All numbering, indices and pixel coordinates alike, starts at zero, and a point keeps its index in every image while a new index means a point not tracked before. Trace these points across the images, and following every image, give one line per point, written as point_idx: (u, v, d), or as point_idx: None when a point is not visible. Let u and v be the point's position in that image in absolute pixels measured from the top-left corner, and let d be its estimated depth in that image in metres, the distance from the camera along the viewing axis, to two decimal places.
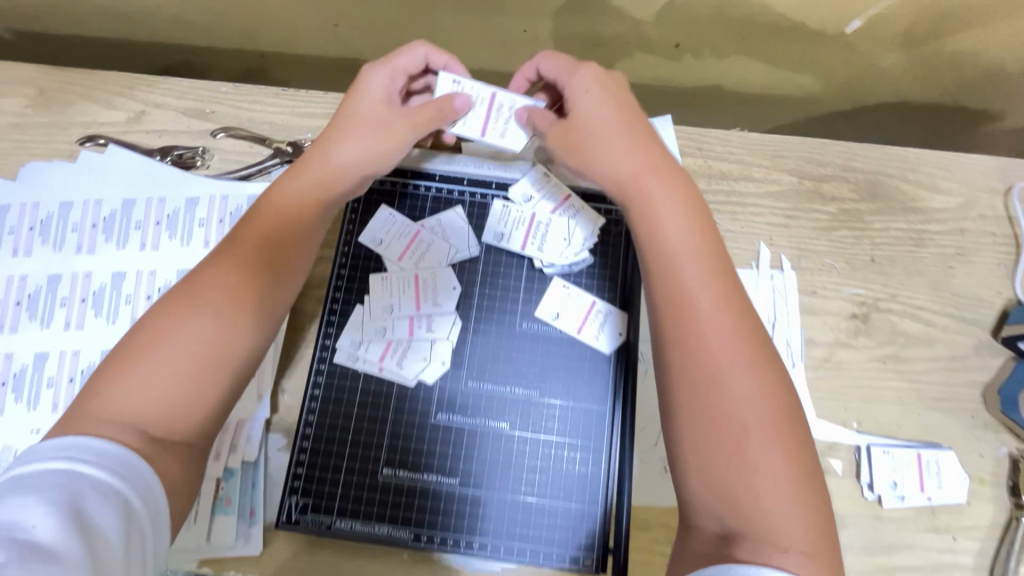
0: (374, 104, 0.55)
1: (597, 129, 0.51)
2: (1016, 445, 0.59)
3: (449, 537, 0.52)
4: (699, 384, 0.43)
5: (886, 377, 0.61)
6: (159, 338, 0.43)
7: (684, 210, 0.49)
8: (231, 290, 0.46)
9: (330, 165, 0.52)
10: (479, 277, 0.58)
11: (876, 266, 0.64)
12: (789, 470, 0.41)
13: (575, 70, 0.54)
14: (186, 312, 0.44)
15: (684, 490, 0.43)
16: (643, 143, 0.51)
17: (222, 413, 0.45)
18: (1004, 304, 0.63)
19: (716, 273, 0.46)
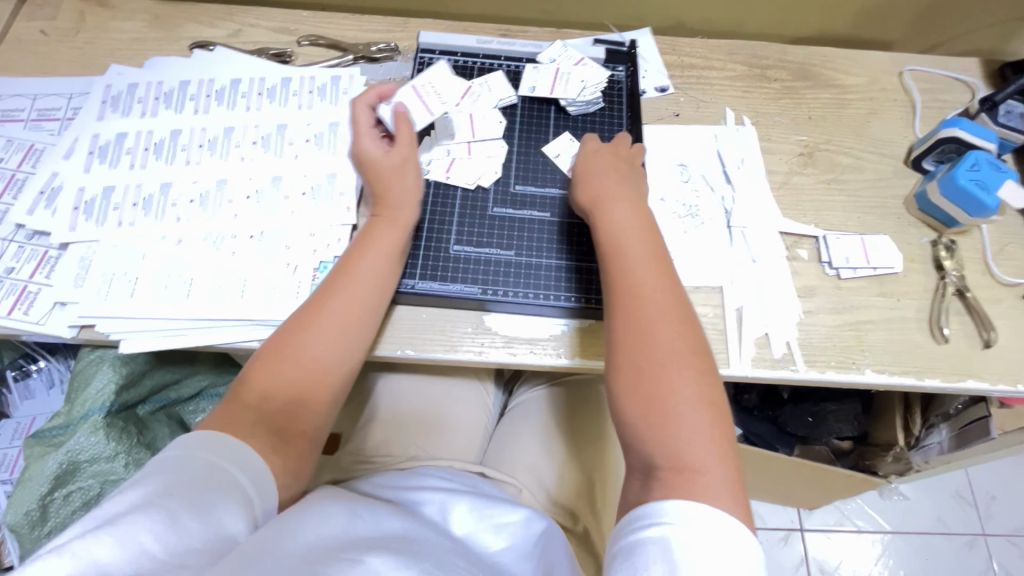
0: (374, 157, 0.66)
1: (598, 171, 0.67)
2: (934, 235, 0.77)
3: (510, 292, 0.68)
4: (632, 345, 0.54)
5: (831, 193, 0.80)
6: (269, 386, 0.56)
7: (634, 219, 0.62)
8: (298, 344, 0.58)
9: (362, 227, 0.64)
10: (518, 117, 0.76)
11: (813, 122, 0.85)
12: (697, 404, 0.51)
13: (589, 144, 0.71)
14: (274, 360, 0.58)
15: (622, 430, 0.52)
16: (625, 185, 0.66)
17: (308, 423, 0.58)
18: (909, 143, 0.83)
19: (660, 262, 0.59)
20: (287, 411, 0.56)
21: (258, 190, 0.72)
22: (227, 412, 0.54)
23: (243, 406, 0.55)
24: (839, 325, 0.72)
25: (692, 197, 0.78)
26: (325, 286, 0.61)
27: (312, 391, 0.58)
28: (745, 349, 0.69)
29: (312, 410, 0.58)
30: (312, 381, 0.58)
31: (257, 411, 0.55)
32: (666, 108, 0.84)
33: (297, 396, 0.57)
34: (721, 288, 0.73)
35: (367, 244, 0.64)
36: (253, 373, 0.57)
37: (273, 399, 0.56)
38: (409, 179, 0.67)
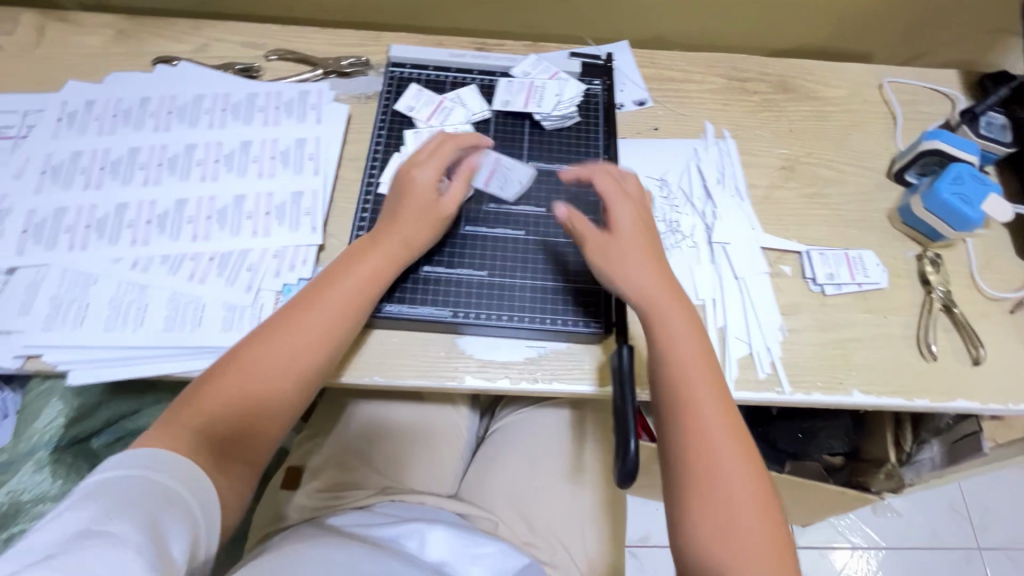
0: (418, 200, 0.63)
1: (620, 219, 0.62)
2: (919, 249, 0.76)
3: (481, 313, 0.65)
4: (680, 470, 0.54)
5: (814, 207, 0.78)
6: (218, 406, 0.55)
7: (689, 318, 0.59)
8: (263, 373, 0.56)
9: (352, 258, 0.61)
10: (492, 131, 0.74)
11: (794, 135, 0.83)
12: (771, 545, 0.51)
13: (618, 195, 0.63)
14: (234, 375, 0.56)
15: (679, 535, 0.53)
16: (653, 259, 0.61)
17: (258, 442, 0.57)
18: (892, 155, 0.82)
19: (697, 332, 0.59)
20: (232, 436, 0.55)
21: (219, 210, 0.69)
22: (167, 432, 0.52)
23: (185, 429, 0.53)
24: (825, 343, 0.69)
25: (672, 212, 0.76)
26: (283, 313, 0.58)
27: (264, 419, 0.56)
28: (729, 371, 0.67)
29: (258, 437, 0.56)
30: (264, 407, 0.56)
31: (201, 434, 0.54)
32: (644, 123, 0.83)
33: (249, 421, 0.56)
34: (703, 306, 0.70)
35: (339, 271, 0.61)
36: (202, 393, 0.55)
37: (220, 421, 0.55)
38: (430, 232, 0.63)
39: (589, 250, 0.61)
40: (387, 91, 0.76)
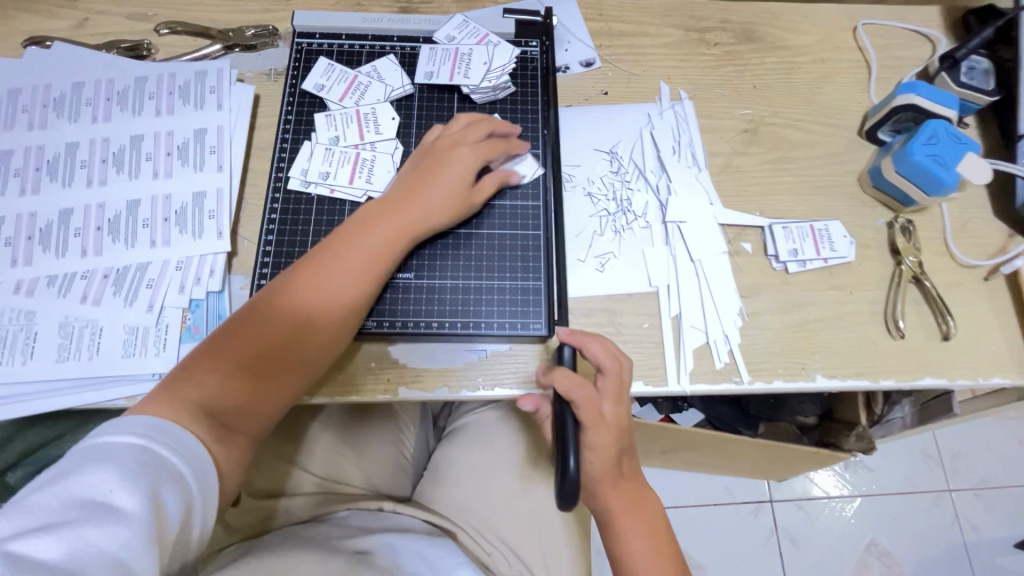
0: (421, 184, 0.58)
1: (456, 155, 0.60)
2: (890, 216, 0.70)
3: (410, 321, 0.59)
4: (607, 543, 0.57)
5: (778, 174, 0.71)
6: (240, 365, 0.51)
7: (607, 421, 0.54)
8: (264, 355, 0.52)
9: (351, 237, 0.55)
10: (416, 109, 0.65)
11: (759, 92, 0.75)
12: None
13: (460, 140, 0.61)
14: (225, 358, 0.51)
15: None
16: (462, 194, 0.59)
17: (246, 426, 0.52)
18: (864, 110, 0.75)
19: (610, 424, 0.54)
20: (263, 396, 0.52)
21: (111, 219, 0.61)
22: (203, 381, 0.50)
23: (227, 378, 0.51)
24: (787, 326, 0.64)
25: (622, 189, 0.69)
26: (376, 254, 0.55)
27: (280, 378, 0.53)
28: (685, 363, 0.62)
29: (264, 396, 0.52)
30: (286, 366, 0.53)
31: (248, 393, 0.51)
32: (592, 87, 0.74)
33: (275, 379, 0.53)
34: (657, 292, 0.65)
35: (381, 217, 0.56)
36: (232, 347, 0.52)
37: (251, 379, 0.52)
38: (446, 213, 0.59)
39: (424, 167, 0.59)
40: (295, 67, 0.66)
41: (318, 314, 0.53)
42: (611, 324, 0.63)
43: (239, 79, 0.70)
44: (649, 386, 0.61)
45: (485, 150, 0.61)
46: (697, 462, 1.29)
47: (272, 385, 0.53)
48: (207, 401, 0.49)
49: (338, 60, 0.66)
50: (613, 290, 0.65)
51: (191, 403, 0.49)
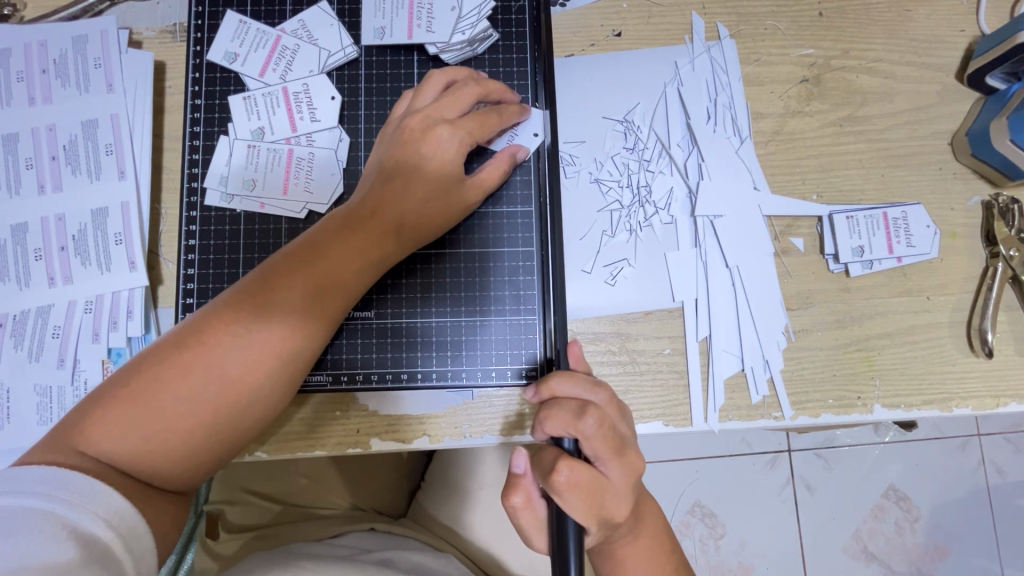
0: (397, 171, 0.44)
1: (443, 130, 0.44)
2: (990, 192, 0.54)
3: (375, 373, 0.49)
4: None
5: (845, 141, 0.54)
6: (163, 409, 0.38)
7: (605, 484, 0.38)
8: (197, 399, 0.39)
9: (311, 245, 0.43)
10: (363, 82, 0.49)
11: (826, 21, 0.56)
12: None
13: (449, 108, 0.45)
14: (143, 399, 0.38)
15: None
16: (451, 189, 0.45)
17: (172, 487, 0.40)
18: (968, 42, 0.56)
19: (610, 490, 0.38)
20: (194, 454, 0.39)
21: None
22: (116, 428, 0.38)
23: (146, 422, 0.38)
24: (843, 345, 0.52)
25: (639, 173, 0.54)
26: (330, 270, 0.42)
27: (215, 430, 0.40)
28: (714, 397, 0.51)
29: (194, 452, 0.39)
30: (221, 417, 0.40)
31: (175, 449, 0.39)
32: (599, 25, 0.55)
33: (207, 431, 0.39)
34: (681, 308, 0.52)
35: (343, 224, 0.43)
36: (149, 386, 0.39)
37: (179, 429, 0.39)
38: (427, 209, 0.45)
39: (398, 151, 0.45)
40: (198, 27, 0.49)
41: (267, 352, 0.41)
42: (625, 353, 0.51)
43: (133, 42, 0.52)
44: (668, 427, 0.51)
45: (474, 125, 0.45)
46: None
47: (206, 439, 0.40)
48: (120, 456, 0.38)
49: (255, 13, 0.49)
50: (627, 310, 0.52)
51: (99, 457, 0.37)
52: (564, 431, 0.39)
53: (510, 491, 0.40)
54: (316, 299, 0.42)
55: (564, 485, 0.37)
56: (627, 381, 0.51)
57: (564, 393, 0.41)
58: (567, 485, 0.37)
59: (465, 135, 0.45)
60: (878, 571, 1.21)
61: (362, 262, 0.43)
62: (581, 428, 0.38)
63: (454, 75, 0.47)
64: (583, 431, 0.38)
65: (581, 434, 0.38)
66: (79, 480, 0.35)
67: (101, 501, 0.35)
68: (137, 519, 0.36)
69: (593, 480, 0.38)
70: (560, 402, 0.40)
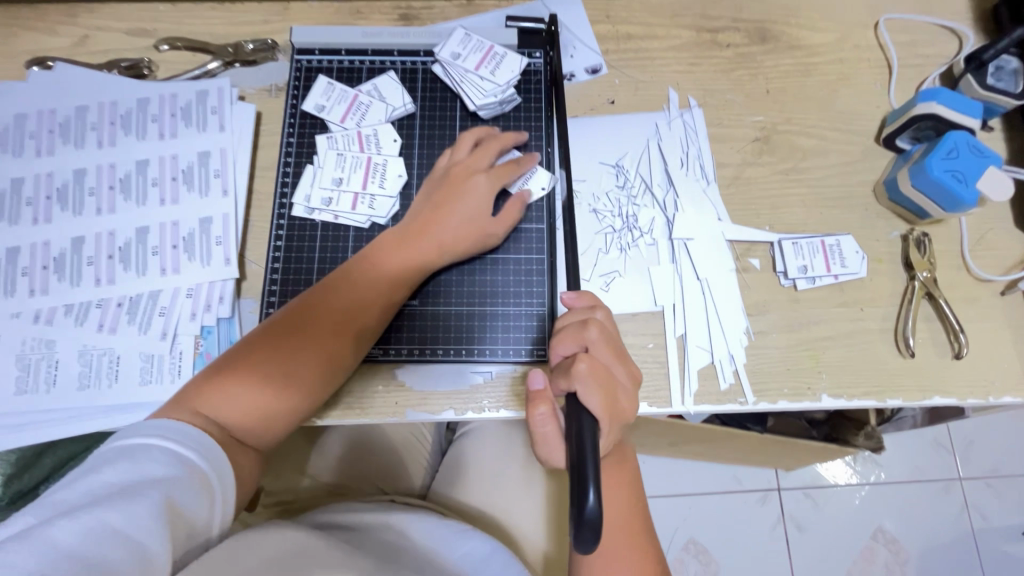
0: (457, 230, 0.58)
1: (471, 189, 0.59)
2: (906, 228, 0.68)
3: (415, 350, 0.61)
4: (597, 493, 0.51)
5: (790, 186, 0.69)
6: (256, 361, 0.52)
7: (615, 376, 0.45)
8: (290, 361, 0.53)
9: (385, 262, 0.57)
10: (417, 129, 0.65)
11: (772, 96, 0.73)
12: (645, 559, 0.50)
13: (478, 179, 0.60)
14: (241, 389, 0.51)
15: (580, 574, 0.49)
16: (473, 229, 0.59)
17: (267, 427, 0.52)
18: (883, 114, 0.72)
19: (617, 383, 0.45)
20: (285, 414, 0.53)
21: (121, 247, 0.62)
22: (242, 368, 0.52)
23: (262, 378, 0.52)
24: (794, 345, 0.64)
25: (629, 205, 0.68)
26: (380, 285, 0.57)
27: (296, 382, 0.53)
28: (689, 384, 0.62)
29: (284, 416, 0.53)
30: (272, 395, 0.52)
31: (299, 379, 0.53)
32: (597, 95, 0.72)
33: (292, 386, 0.53)
34: (662, 312, 0.65)
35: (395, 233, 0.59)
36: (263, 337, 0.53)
37: (258, 396, 0.51)
38: (478, 229, 0.59)
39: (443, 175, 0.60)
40: (295, 86, 0.65)
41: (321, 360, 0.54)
42: None
43: (240, 97, 0.69)
44: (652, 407, 0.62)
45: (498, 172, 0.60)
46: (704, 454, 1.29)
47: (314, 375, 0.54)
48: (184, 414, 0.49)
49: (338, 78, 0.66)
50: (617, 310, 0.64)
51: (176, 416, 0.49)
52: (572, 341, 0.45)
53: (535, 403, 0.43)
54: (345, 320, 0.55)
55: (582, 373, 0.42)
56: None
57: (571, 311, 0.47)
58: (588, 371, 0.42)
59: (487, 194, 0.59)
60: None
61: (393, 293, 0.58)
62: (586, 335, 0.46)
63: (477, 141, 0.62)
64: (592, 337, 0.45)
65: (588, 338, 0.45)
66: (194, 435, 0.47)
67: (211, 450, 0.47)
68: (225, 466, 0.47)
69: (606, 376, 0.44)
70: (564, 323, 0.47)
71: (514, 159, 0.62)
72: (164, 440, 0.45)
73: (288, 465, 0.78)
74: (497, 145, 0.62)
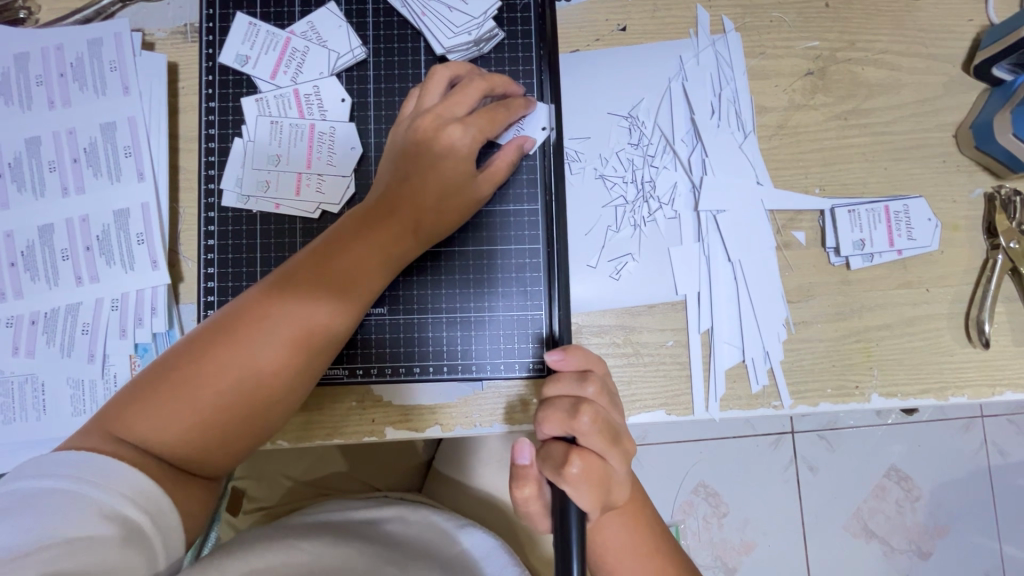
0: (428, 201, 0.46)
1: (443, 148, 0.46)
2: (992, 185, 0.54)
3: (388, 367, 0.51)
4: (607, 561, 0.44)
5: (849, 134, 0.55)
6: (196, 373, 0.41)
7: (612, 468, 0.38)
8: (237, 376, 0.41)
9: (346, 243, 0.45)
10: (371, 83, 0.50)
11: (832, 12, 0.56)
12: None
13: (453, 133, 0.46)
14: (177, 412, 0.40)
15: None
16: (452, 201, 0.47)
17: (219, 456, 0.42)
18: (976, 32, 0.55)
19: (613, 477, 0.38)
20: (240, 435, 0.42)
21: (24, 251, 0.51)
22: (177, 386, 0.41)
23: (201, 400, 0.41)
24: (841, 336, 0.53)
25: (645, 168, 0.54)
26: (345, 276, 0.44)
27: (248, 404, 0.42)
28: (715, 387, 0.53)
29: (236, 443, 0.42)
30: (221, 415, 0.41)
31: (247, 403, 0.42)
32: (604, 20, 0.55)
33: (245, 401, 0.42)
34: (684, 301, 0.54)
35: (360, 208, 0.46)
36: (201, 350, 0.42)
37: (200, 417, 0.41)
38: (454, 196, 0.47)
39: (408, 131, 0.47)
40: (209, 30, 0.50)
41: (276, 374, 0.42)
42: (629, 345, 0.53)
43: (145, 44, 0.53)
44: (671, 415, 0.53)
45: (483, 122, 0.46)
46: None
47: (269, 395, 0.42)
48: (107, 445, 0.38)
49: (264, 16, 0.50)
50: (631, 303, 0.53)
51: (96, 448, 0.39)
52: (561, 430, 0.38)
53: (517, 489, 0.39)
54: (302, 319, 0.43)
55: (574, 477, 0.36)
56: (632, 372, 0.53)
57: (556, 386, 0.40)
58: (579, 475, 0.36)
59: (463, 152, 0.46)
60: (878, 549, 1.18)
61: (362, 284, 0.45)
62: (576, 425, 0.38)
63: (454, 81, 0.47)
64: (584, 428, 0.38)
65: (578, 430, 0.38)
66: (117, 472, 0.37)
67: (134, 488, 0.37)
68: (165, 505, 0.38)
69: (600, 471, 0.37)
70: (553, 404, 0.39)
71: (502, 105, 0.48)
72: (73, 484, 0.36)
73: (267, 465, 0.72)
74: (480, 87, 0.47)
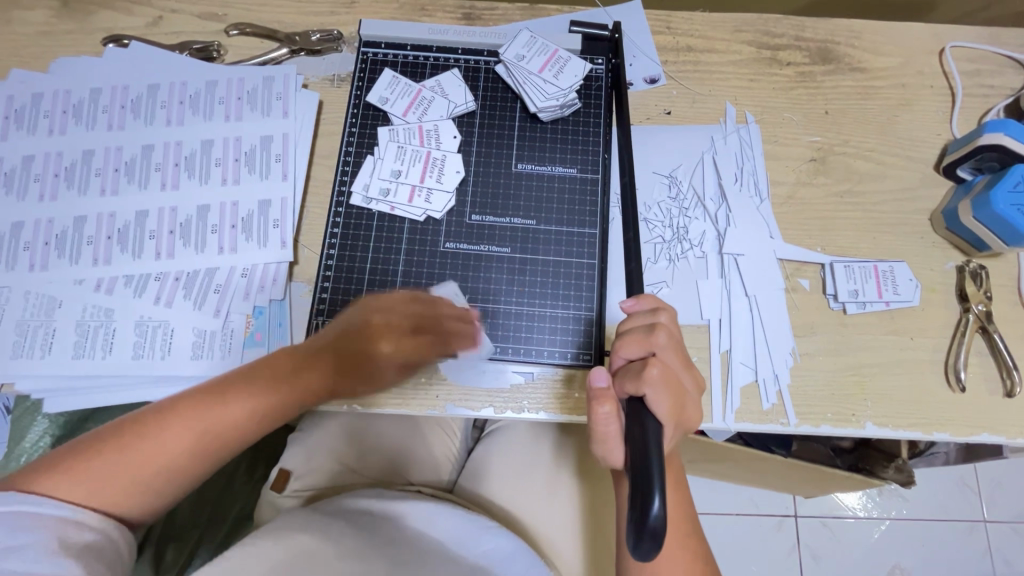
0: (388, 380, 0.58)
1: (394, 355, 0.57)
2: (962, 259, 0.67)
3: (462, 343, 0.61)
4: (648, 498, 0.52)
5: (844, 209, 0.69)
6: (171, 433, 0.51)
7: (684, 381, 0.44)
8: (160, 456, 0.50)
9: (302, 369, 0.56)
10: (477, 127, 0.66)
11: (830, 118, 0.72)
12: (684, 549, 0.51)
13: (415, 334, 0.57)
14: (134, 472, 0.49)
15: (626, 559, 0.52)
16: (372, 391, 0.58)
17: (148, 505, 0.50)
18: (944, 142, 0.71)
19: (684, 391, 0.44)
20: (222, 466, 0.54)
21: (182, 223, 0.64)
22: (88, 468, 0.47)
23: (107, 475, 0.48)
24: (839, 370, 0.63)
25: (680, 216, 0.68)
26: (253, 406, 0.54)
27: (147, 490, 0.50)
28: (731, 400, 0.62)
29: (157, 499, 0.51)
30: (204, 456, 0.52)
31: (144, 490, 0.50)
32: (654, 105, 0.72)
33: (151, 483, 0.50)
34: (708, 325, 0.64)
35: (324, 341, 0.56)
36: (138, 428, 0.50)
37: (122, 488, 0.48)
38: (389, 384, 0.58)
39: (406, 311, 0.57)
40: (360, 78, 0.68)
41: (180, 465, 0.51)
42: None
43: (304, 85, 0.70)
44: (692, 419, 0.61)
45: (446, 338, 0.58)
46: (726, 475, 1.25)
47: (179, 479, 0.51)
48: (83, 505, 0.47)
49: (403, 72, 0.68)
50: None
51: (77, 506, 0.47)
52: (640, 348, 0.44)
53: (598, 401, 0.42)
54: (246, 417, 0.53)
55: (654, 380, 0.42)
56: None
57: (630, 318, 0.46)
58: (659, 379, 0.42)
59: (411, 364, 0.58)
60: None
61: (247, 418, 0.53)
62: (653, 342, 0.44)
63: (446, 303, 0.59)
64: (661, 344, 0.44)
65: (655, 346, 0.44)
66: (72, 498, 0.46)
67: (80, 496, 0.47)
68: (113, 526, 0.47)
69: (674, 384, 0.43)
70: (631, 328, 0.45)
71: (466, 330, 0.59)
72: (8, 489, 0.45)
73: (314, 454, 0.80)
74: (461, 317, 0.59)
